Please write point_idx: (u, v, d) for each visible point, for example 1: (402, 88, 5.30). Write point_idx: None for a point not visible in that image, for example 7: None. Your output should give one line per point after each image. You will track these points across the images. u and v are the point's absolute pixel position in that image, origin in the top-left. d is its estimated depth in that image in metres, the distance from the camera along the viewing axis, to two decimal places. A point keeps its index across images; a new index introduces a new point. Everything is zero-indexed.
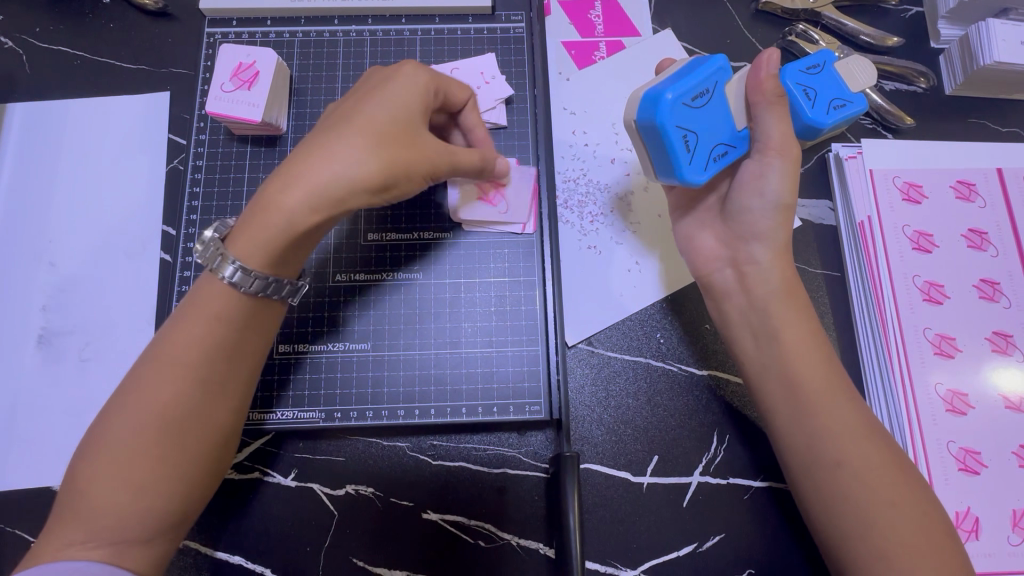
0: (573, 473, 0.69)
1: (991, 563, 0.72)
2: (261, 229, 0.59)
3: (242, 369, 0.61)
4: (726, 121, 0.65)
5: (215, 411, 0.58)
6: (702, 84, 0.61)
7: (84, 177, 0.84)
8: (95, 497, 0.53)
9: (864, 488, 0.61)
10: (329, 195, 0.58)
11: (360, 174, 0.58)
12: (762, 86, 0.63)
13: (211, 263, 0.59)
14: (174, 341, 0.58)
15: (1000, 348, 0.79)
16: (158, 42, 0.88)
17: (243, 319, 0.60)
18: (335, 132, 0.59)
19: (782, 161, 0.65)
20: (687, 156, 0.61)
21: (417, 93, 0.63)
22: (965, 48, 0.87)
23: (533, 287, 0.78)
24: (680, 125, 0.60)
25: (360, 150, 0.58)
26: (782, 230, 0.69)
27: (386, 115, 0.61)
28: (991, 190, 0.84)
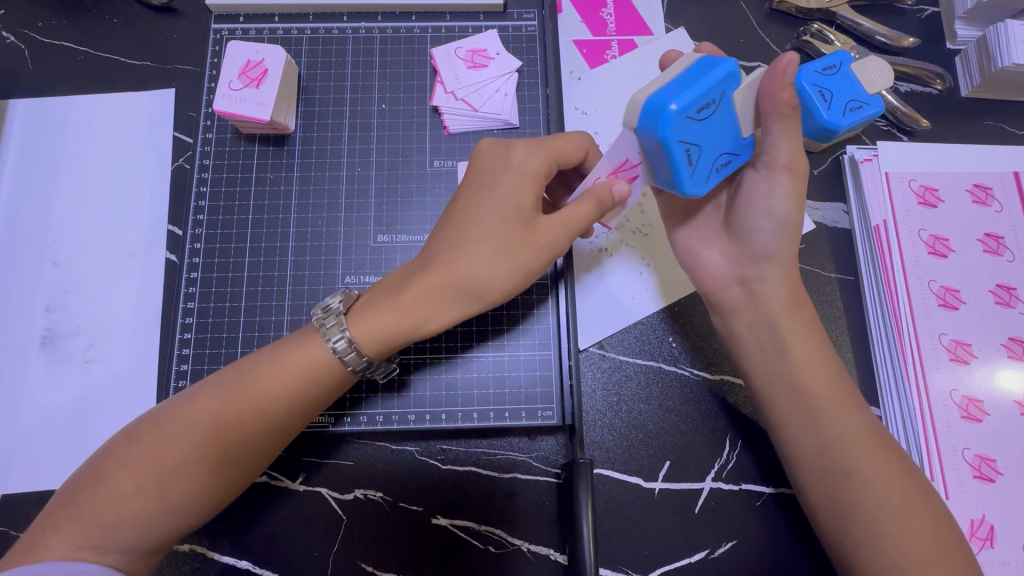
0: (586, 480, 0.68)
1: (1005, 571, 0.71)
2: (380, 319, 0.61)
3: (304, 417, 0.62)
4: (731, 128, 0.59)
5: (268, 446, 0.60)
6: (710, 92, 0.54)
7: (89, 175, 0.83)
8: (119, 502, 0.54)
9: (880, 499, 0.60)
10: (453, 300, 0.62)
11: (483, 276, 0.61)
12: (777, 95, 0.57)
13: (324, 326, 0.62)
14: (263, 374, 0.60)
15: (1016, 354, 0.78)
16: (163, 39, 0.86)
17: (326, 376, 0.61)
18: (461, 233, 0.62)
19: (789, 179, 0.63)
20: (688, 170, 0.57)
21: (535, 177, 0.63)
22: (982, 49, 0.85)
23: (545, 290, 0.77)
24: (683, 139, 0.55)
25: (494, 255, 0.61)
26: (792, 248, 0.67)
27: (511, 209, 0.62)
28: (1008, 194, 0.83)
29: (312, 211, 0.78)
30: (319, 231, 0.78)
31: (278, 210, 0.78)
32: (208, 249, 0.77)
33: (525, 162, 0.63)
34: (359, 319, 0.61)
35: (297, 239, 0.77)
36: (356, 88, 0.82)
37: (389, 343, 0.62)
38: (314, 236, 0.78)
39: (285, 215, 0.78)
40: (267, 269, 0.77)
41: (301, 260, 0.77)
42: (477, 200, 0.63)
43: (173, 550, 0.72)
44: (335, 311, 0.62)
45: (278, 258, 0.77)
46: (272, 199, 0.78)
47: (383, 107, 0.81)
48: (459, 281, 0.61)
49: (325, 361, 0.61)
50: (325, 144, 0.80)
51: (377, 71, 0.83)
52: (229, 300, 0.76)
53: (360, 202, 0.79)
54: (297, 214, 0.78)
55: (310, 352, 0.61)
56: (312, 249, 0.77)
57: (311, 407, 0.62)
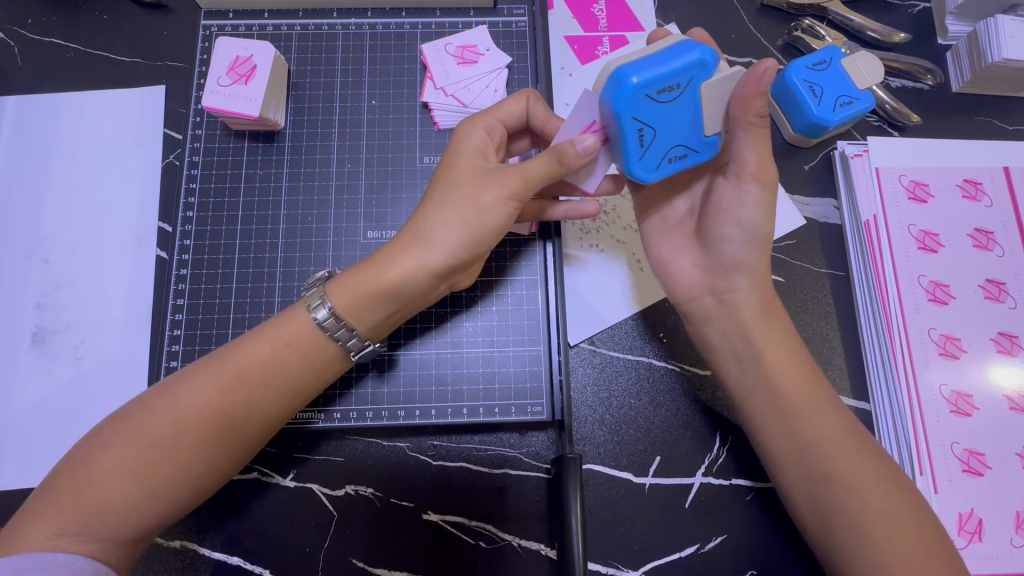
0: (575, 475, 0.68)
1: (993, 564, 0.72)
2: (355, 280, 0.62)
3: (289, 398, 0.61)
4: (696, 123, 0.58)
5: (249, 429, 0.59)
6: (674, 76, 0.53)
7: (79, 172, 0.83)
8: (99, 483, 0.55)
9: (866, 492, 0.61)
10: (409, 248, 0.61)
11: (444, 234, 0.60)
12: (746, 104, 0.56)
13: (307, 297, 0.62)
14: (245, 351, 0.60)
15: (1005, 348, 0.78)
16: (153, 35, 0.86)
17: (305, 352, 0.61)
18: (430, 201, 0.62)
19: (758, 189, 0.63)
20: (638, 152, 0.57)
21: (476, 130, 0.65)
22: (972, 44, 0.85)
23: (534, 286, 0.77)
24: (637, 118, 0.55)
25: (443, 204, 0.61)
26: (763, 259, 0.67)
27: (457, 161, 0.64)
28: (997, 190, 0.83)
29: (302, 208, 0.78)
30: (309, 227, 0.78)
31: (268, 206, 0.78)
32: (198, 245, 0.77)
33: (465, 121, 0.67)
34: (335, 274, 0.63)
35: (287, 235, 0.77)
36: (346, 84, 0.82)
37: (358, 298, 0.61)
38: (304, 232, 0.78)
39: (275, 212, 0.78)
40: (257, 265, 0.77)
41: (291, 256, 0.77)
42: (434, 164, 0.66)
43: (164, 546, 0.72)
44: (319, 280, 0.64)
45: (268, 254, 0.77)
46: (262, 195, 0.78)
47: (373, 104, 0.81)
48: (418, 230, 0.61)
49: (304, 331, 0.62)
50: (315, 140, 0.80)
51: (367, 67, 0.82)
52: (218, 297, 0.76)
53: (350, 199, 0.78)
54: (287, 210, 0.78)
55: (290, 321, 0.62)
56: (302, 246, 0.77)
57: (293, 388, 0.61)
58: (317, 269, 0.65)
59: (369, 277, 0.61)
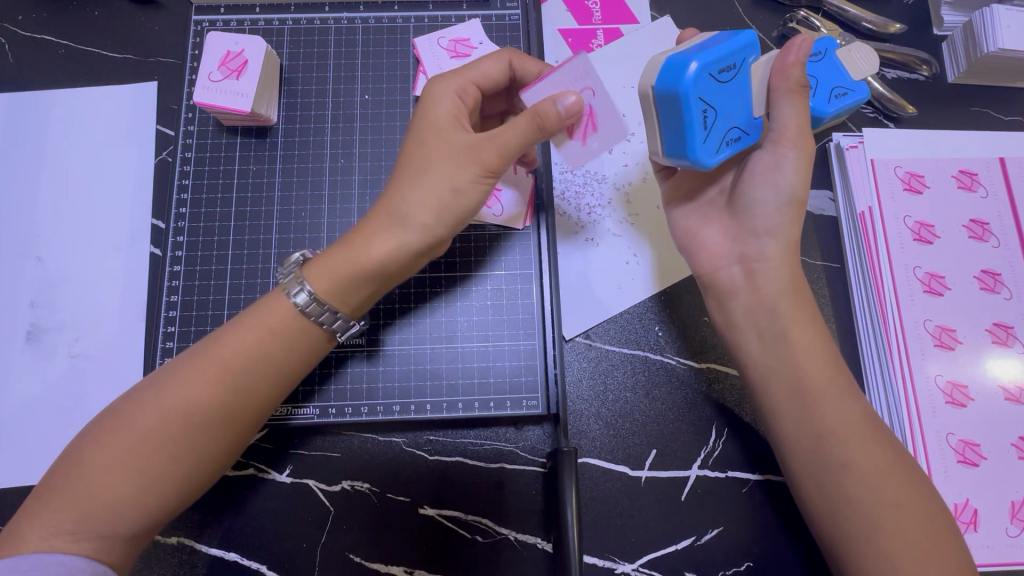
0: (570, 468, 0.68)
1: (989, 555, 0.72)
2: (331, 262, 0.62)
3: (279, 387, 0.62)
4: (746, 103, 0.61)
5: (242, 419, 0.59)
6: (731, 57, 0.56)
7: (70, 170, 0.82)
8: (95, 479, 0.55)
9: (859, 484, 0.61)
10: (387, 227, 0.61)
11: (417, 207, 0.60)
12: (788, 71, 0.59)
13: (284, 282, 0.62)
14: (229, 340, 0.60)
15: (1001, 339, 0.78)
16: (144, 31, 0.86)
17: (294, 341, 0.61)
18: (402, 175, 0.62)
19: (796, 154, 0.63)
20: (702, 133, 0.57)
21: (448, 101, 0.64)
22: (968, 35, 0.85)
23: (529, 280, 0.77)
24: (701, 98, 0.56)
25: (418, 181, 0.61)
26: (792, 226, 0.66)
27: (430, 135, 0.63)
28: (993, 181, 0.83)
29: (296, 204, 0.78)
30: (303, 222, 0.77)
31: (261, 202, 0.78)
32: (191, 241, 0.77)
33: (437, 92, 0.65)
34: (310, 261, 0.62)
35: (280, 231, 0.77)
36: (339, 79, 0.81)
37: (339, 280, 0.61)
38: (297, 228, 0.77)
39: (268, 208, 0.78)
40: (251, 261, 0.77)
41: (285, 251, 0.77)
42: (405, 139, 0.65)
43: (162, 543, 0.72)
44: (296, 265, 0.64)
45: (261, 250, 0.77)
46: (255, 191, 0.78)
47: (366, 98, 0.81)
48: (394, 209, 0.61)
49: (285, 313, 0.61)
50: (308, 135, 0.80)
51: (359, 61, 0.82)
52: (213, 292, 0.76)
53: (344, 193, 0.78)
54: (280, 206, 0.78)
55: (272, 305, 0.62)
56: (295, 241, 0.77)
57: (282, 377, 0.61)
58: (295, 254, 0.65)
59: (349, 259, 0.61)
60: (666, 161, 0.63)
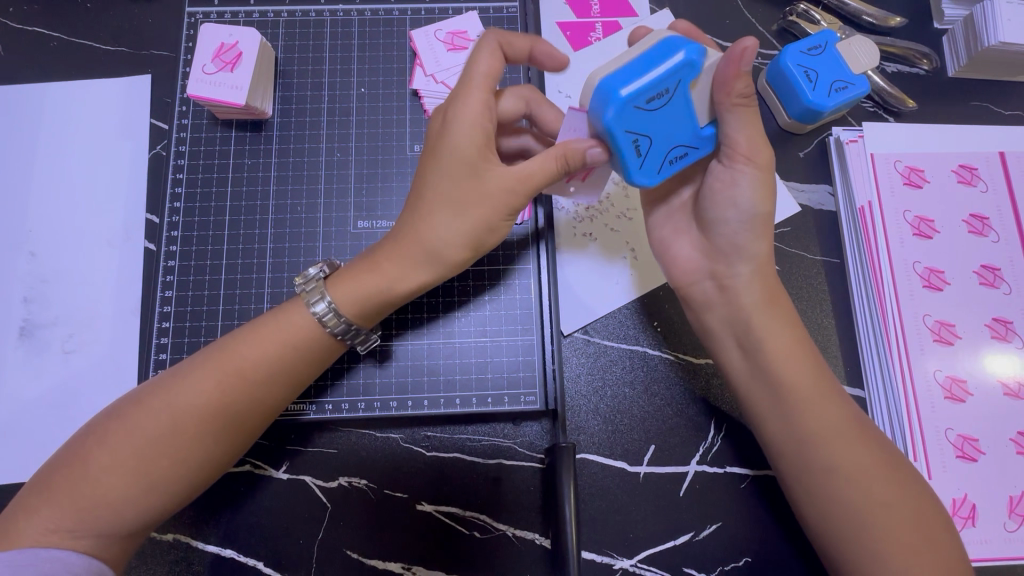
0: (568, 464, 0.68)
1: (986, 549, 0.72)
2: (362, 283, 0.62)
3: (287, 392, 0.61)
4: (689, 120, 0.59)
5: (250, 422, 0.59)
6: (662, 82, 0.54)
7: (63, 164, 0.81)
8: (98, 476, 0.54)
9: (858, 481, 0.61)
10: (411, 249, 0.61)
11: (442, 238, 0.60)
12: (728, 85, 0.56)
13: (307, 295, 0.62)
14: (244, 350, 0.59)
15: (1000, 335, 0.78)
16: (138, 24, 0.85)
17: (307, 350, 0.61)
18: (425, 204, 0.60)
19: (752, 169, 0.63)
20: (637, 161, 0.58)
21: (471, 128, 0.59)
22: (969, 28, 0.84)
23: (527, 275, 0.77)
24: (631, 129, 0.56)
25: (443, 217, 0.60)
26: (760, 242, 0.66)
27: (450, 161, 0.59)
28: (993, 176, 0.83)
29: (291, 198, 0.77)
30: (298, 217, 0.77)
31: (257, 196, 0.77)
32: (186, 236, 0.76)
33: (463, 106, 0.59)
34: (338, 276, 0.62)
35: (276, 226, 0.76)
36: (334, 72, 0.81)
37: (365, 302, 0.62)
38: (293, 223, 0.77)
39: (264, 202, 0.77)
40: (246, 256, 0.76)
41: (280, 246, 0.76)
42: (426, 165, 0.61)
43: (158, 539, 0.72)
44: (315, 279, 0.62)
45: (256, 245, 0.76)
46: (250, 185, 0.77)
47: (363, 92, 0.80)
48: (424, 241, 0.60)
49: (305, 329, 0.61)
50: (304, 129, 0.79)
51: (356, 54, 0.81)
52: (208, 288, 0.75)
53: (340, 188, 0.78)
54: (276, 200, 0.77)
55: (288, 319, 0.61)
56: (291, 236, 0.76)
57: (293, 382, 0.61)
58: (314, 266, 0.64)
59: (376, 280, 0.62)
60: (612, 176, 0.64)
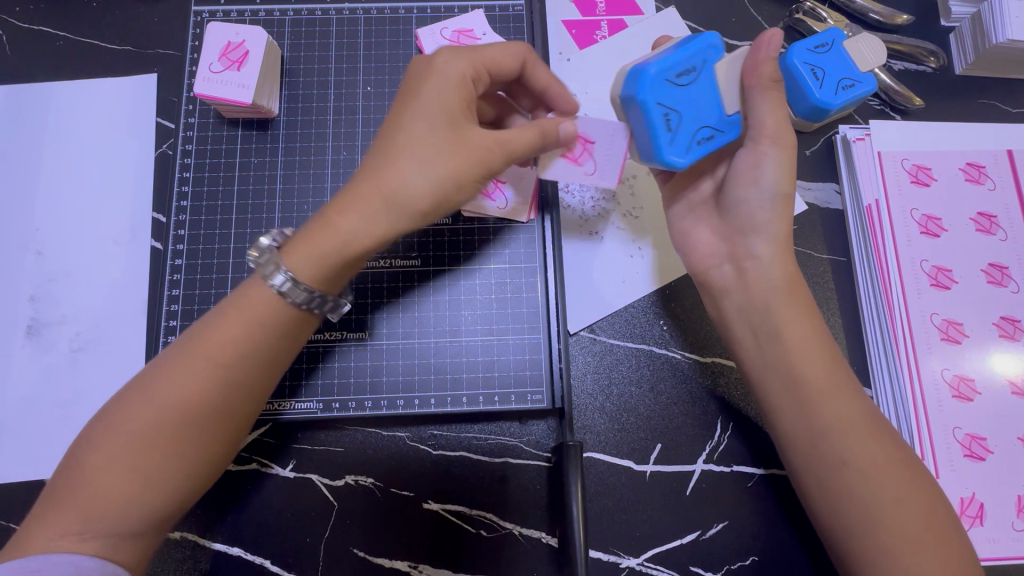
0: (576, 462, 0.68)
1: (994, 548, 0.72)
2: (315, 245, 0.58)
3: (268, 372, 0.60)
4: (716, 103, 0.62)
5: (235, 407, 0.57)
6: (688, 60, 0.60)
7: (70, 163, 0.82)
8: (97, 482, 0.53)
9: (867, 480, 0.60)
10: (375, 207, 0.58)
11: (410, 190, 0.57)
12: (758, 69, 0.60)
13: (263, 269, 0.59)
14: (213, 331, 0.57)
15: (1007, 333, 0.78)
16: (144, 23, 0.85)
17: (279, 325, 0.59)
18: (393, 154, 0.58)
19: (777, 149, 0.63)
20: (667, 135, 0.60)
21: (453, 88, 0.61)
22: (977, 25, 0.84)
23: (534, 274, 0.77)
24: (661, 103, 0.59)
25: (413, 162, 0.58)
26: (781, 221, 0.66)
27: (432, 111, 0.60)
28: (1001, 173, 0.82)
29: (297, 197, 0.77)
30: (304, 216, 0.77)
31: (263, 195, 0.77)
32: (193, 235, 0.76)
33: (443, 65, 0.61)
34: (292, 244, 0.58)
35: (282, 224, 0.77)
36: (340, 70, 0.81)
37: (319, 262, 0.58)
38: (298, 221, 0.77)
39: (270, 201, 0.77)
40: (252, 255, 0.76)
41: None
42: (398, 116, 0.61)
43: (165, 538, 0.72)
44: (271, 251, 0.60)
45: None
46: (256, 183, 0.77)
47: (369, 90, 0.80)
48: (388, 194, 0.58)
49: (271, 303, 0.58)
50: (310, 127, 0.79)
51: (361, 53, 0.81)
52: (215, 286, 0.75)
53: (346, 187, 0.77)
54: (282, 199, 0.77)
55: (253, 293, 0.59)
56: None
57: (271, 360, 0.59)
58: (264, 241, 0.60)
59: (334, 235, 0.58)
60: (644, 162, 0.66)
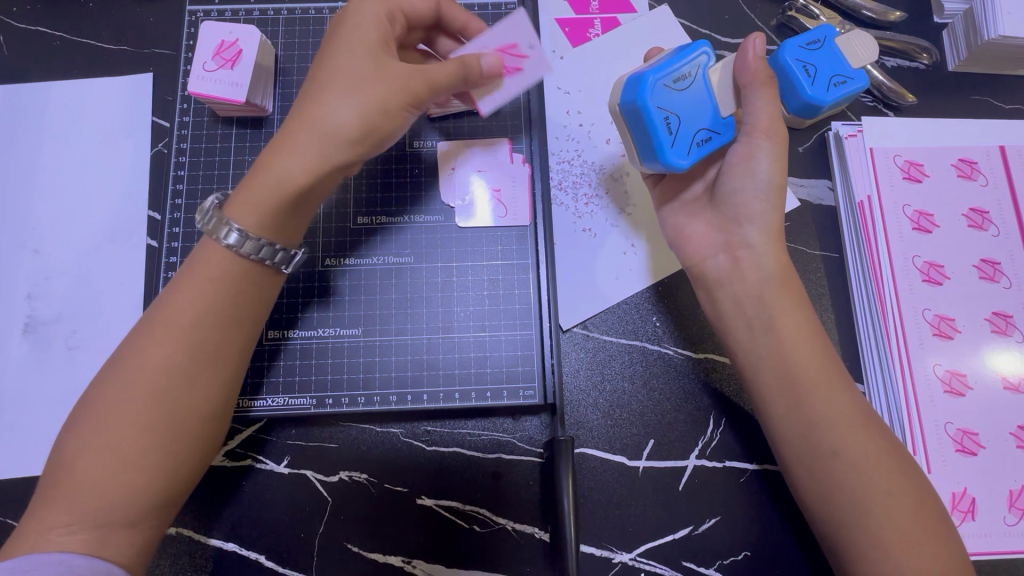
0: (567, 457, 0.68)
1: (987, 543, 0.72)
2: (255, 190, 0.59)
3: (237, 335, 0.59)
4: (712, 106, 0.64)
5: (205, 374, 0.57)
6: (686, 65, 0.62)
7: (66, 162, 0.82)
8: (82, 469, 0.53)
9: (857, 474, 0.60)
10: (304, 142, 0.58)
11: (338, 122, 0.58)
12: (750, 68, 0.61)
13: (211, 229, 0.59)
14: (175, 301, 0.57)
15: (1000, 329, 0.78)
16: (139, 23, 0.85)
17: (240, 286, 0.59)
18: (321, 90, 0.59)
19: (770, 144, 0.63)
20: (668, 139, 0.61)
21: (371, 23, 0.62)
22: (969, 22, 0.84)
23: (526, 270, 0.77)
24: (660, 107, 0.61)
25: (340, 100, 0.58)
26: (775, 211, 0.67)
27: (350, 59, 0.60)
28: (993, 169, 0.83)
29: None
30: None
31: None
32: (187, 232, 0.77)
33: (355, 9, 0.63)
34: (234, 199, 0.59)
35: None
36: None
37: (258, 203, 0.58)
38: None
39: None
40: None
41: None
42: (323, 55, 0.62)
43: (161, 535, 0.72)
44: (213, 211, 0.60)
45: None
46: None
47: None
48: (316, 127, 0.58)
49: (229, 265, 0.59)
50: None
51: None
52: None
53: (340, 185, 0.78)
54: None
55: (210, 257, 0.59)
56: None
57: (236, 322, 0.59)
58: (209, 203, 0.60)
59: (267, 179, 0.58)
60: (647, 167, 0.68)
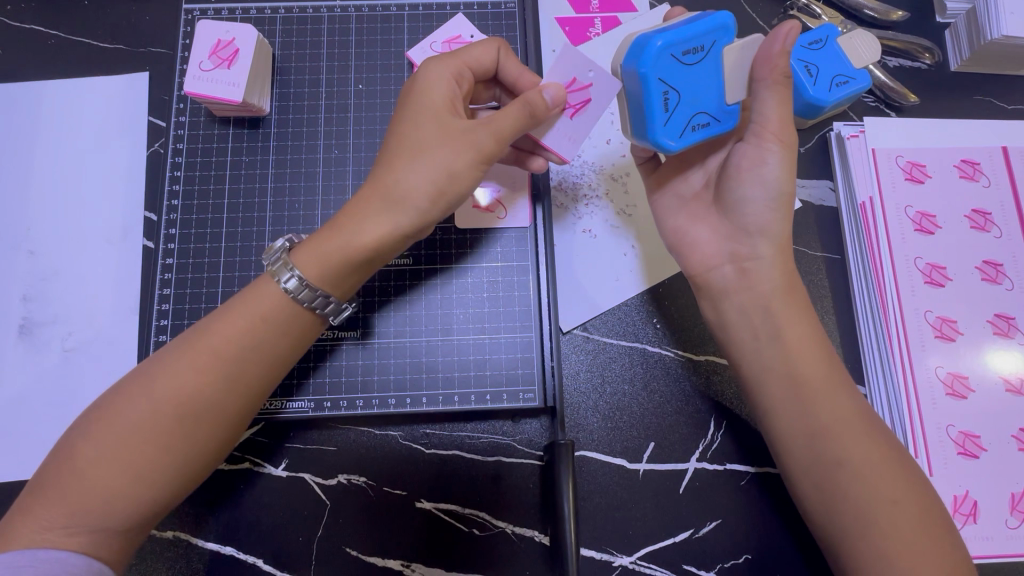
0: (567, 461, 0.68)
1: (988, 546, 0.72)
2: (321, 247, 0.59)
3: (273, 371, 0.59)
4: (717, 89, 0.61)
5: (232, 405, 0.57)
6: (701, 38, 0.58)
7: (61, 162, 0.81)
8: (85, 474, 0.52)
9: (859, 477, 0.60)
10: (378, 207, 0.59)
11: (408, 186, 0.58)
12: (773, 62, 0.58)
13: (271, 268, 0.60)
14: (216, 328, 0.57)
15: (1002, 331, 0.77)
16: (135, 22, 0.84)
17: (281, 325, 0.59)
18: (397, 153, 0.59)
19: (773, 147, 0.63)
20: (663, 116, 0.59)
21: (442, 83, 0.61)
22: (972, 21, 0.84)
23: (526, 272, 0.77)
24: (662, 79, 0.58)
25: (415, 163, 0.58)
26: (777, 212, 0.66)
27: (425, 121, 0.60)
28: (995, 170, 0.82)
29: (289, 194, 0.77)
30: (295, 214, 0.77)
31: (254, 194, 0.77)
32: (184, 234, 0.76)
33: (430, 69, 0.62)
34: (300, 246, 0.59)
35: (274, 222, 0.76)
36: (332, 68, 0.80)
37: (324, 262, 0.59)
38: (290, 221, 0.77)
39: (262, 199, 0.77)
40: (243, 254, 0.76)
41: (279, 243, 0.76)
42: (397, 116, 0.62)
43: (158, 538, 0.72)
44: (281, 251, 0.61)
45: (254, 243, 0.76)
46: (248, 182, 0.77)
47: (359, 88, 0.80)
48: (387, 190, 0.58)
49: (278, 303, 0.59)
50: (302, 126, 0.79)
51: (353, 50, 0.81)
52: (206, 284, 0.75)
53: (338, 185, 0.77)
54: (273, 198, 0.77)
55: (260, 292, 0.59)
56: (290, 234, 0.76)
57: (278, 359, 0.59)
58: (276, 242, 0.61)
59: (336, 236, 0.59)
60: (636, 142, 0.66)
